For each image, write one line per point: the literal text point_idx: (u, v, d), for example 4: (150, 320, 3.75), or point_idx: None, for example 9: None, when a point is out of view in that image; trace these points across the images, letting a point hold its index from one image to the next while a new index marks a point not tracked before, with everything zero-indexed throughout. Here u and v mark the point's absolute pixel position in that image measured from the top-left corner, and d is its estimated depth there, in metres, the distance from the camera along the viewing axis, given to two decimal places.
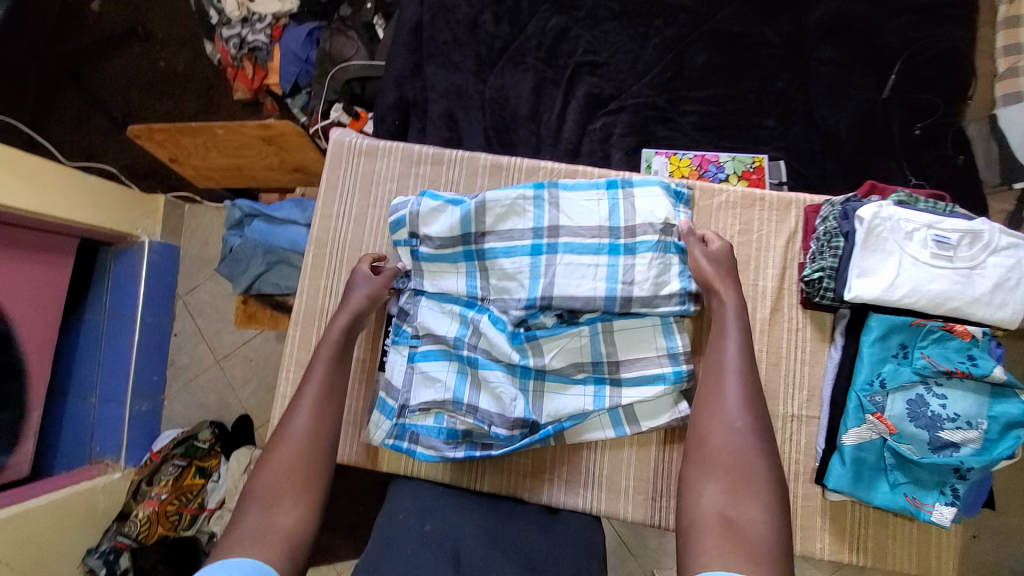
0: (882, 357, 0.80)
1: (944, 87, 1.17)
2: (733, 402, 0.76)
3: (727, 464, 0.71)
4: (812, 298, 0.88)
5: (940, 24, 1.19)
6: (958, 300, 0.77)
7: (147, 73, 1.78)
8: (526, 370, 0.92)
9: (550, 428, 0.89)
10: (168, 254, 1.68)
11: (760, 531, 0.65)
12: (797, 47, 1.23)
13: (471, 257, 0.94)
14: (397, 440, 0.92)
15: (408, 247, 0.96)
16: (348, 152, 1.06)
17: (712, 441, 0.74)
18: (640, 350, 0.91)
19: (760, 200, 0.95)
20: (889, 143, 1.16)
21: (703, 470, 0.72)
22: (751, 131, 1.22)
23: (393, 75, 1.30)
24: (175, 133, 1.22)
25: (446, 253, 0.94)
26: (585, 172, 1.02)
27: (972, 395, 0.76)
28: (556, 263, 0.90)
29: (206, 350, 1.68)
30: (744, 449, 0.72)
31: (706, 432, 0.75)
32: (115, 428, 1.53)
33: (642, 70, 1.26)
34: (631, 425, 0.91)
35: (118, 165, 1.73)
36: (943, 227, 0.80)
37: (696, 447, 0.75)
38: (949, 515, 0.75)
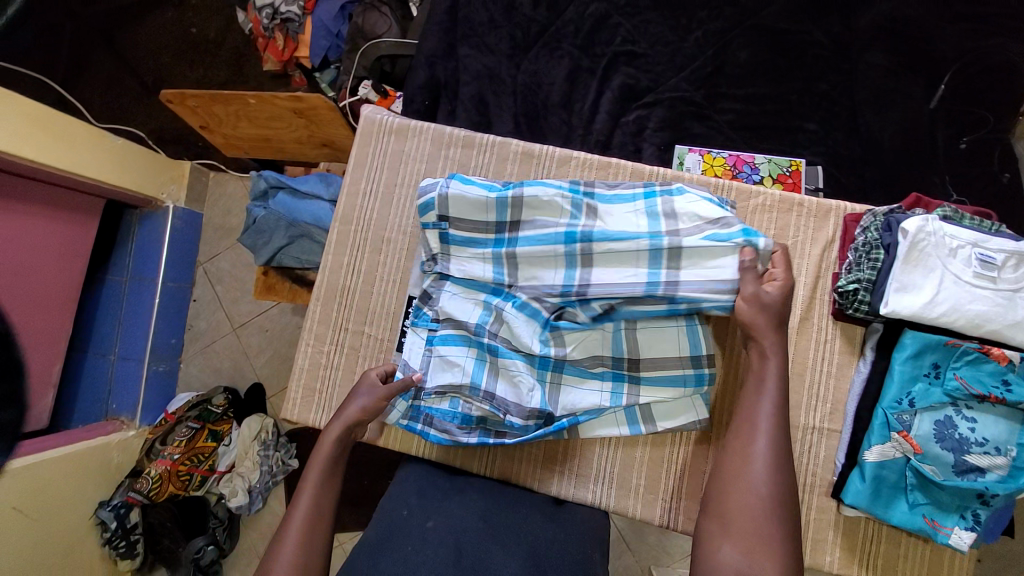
0: (913, 375, 0.78)
1: (996, 101, 1.12)
2: (761, 459, 0.69)
3: (749, 521, 0.65)
4: (845, 309, 0.86)
5: (999, 33, 1.13)
6: (999, 322, 0.74)
7: (178, 39, 1.78)
8: (545, 361, 0.91)
9: (565, 421, 0.89)
10: (191, 221, 1.70)
11: None
12: (844, 49, 1.18)
13: (500, 244, 0.93)
14: (411, 422, 0.93)
15: (436, 230, 0.94)
16: (380, 130, 1.05)
17: (732, 501, 0.67)
18: (664, 349, 0.89)
19: (799, 205, 0.93)
20: (933, 155, 1.12)
21: (721, 525, 0.67)
22: (789, 134, 1.18)
23: (425, 53, 1.27)
24: (207, 100, 1.22)
25: (473, 237, 0.94)
26: (618, 166, 1.00)
27: (1004, 421, 0.73)
28: (592, 249, 0.88)
29: (223, 318, 1.71)
30: (772, 510, 0.66)
31: (731, 495, 0.68)
32: (132, 387, 1.56)
33: (681, 64, 1.23)
34: (646, 424, 0.91)
35: (146, 128, 1.74)
36: (989, 246, 0.77)
37: (716, 501, 0.69)
38: (968, 540, 0.73)
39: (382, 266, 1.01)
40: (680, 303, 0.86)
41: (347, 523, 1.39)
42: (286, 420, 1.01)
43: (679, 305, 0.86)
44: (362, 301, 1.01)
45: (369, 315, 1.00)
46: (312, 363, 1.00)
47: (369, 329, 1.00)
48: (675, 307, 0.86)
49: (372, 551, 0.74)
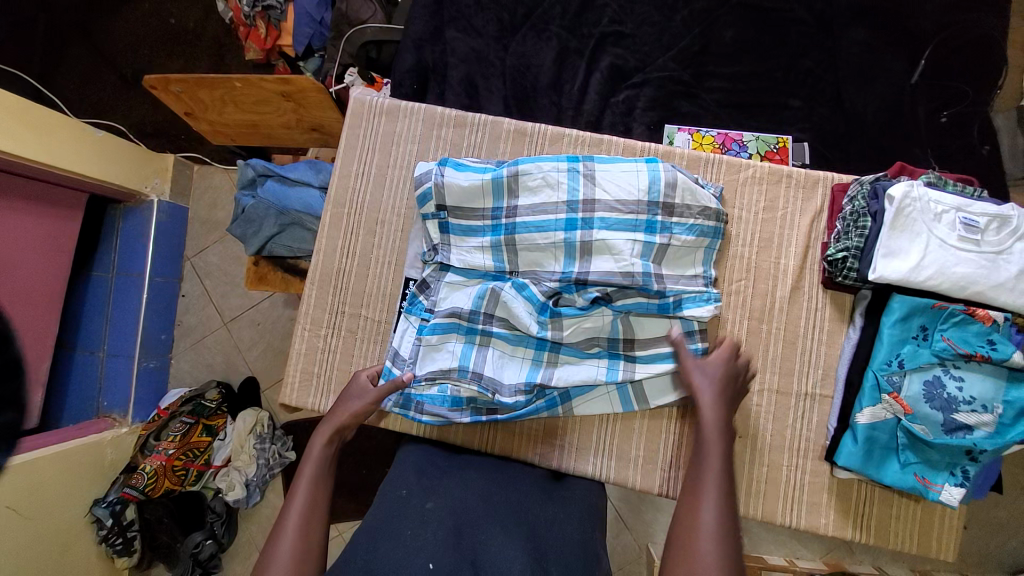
0: (901, 338, 0.80)
1: (976, 74, 1.14)
2: (708, 532, 0.63)
3: None
4: (834, 277, 0.88)
5: (977, 7, 1.15)
6: (983, 283, 0.76)
7: (155, 29, 1.73)
8: (541, 343, 0.92)
9: (556, 395, 0.92)
10: (177, 214, 1.67)
11: None
12: (829, 25, 1.19)
13: (499, 232, 0.93)
14: (403, 410, 0.93)
15: (436, 220, 0.95)
16: (370, 111, 1.04)
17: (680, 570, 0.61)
18: (656, 330, 0.91)
19: (787, 177, 0.94)
20: (915, 129, 1.14)
21: None
22: (776, 111, 1.19)
23: (412, 37, 1.26)
24: (192, 85, 1.20)
25: (473, 226, 0.94)
26: (609, 142, 1.00)
27: (990, 379, 0.76)
28: (591, 239, 0.89)
29: (213, 313, 1.68)
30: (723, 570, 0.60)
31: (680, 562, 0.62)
32: (122, 384, 1.53)
33: (668, 43, 1.23)
34: (640, 403, 0.92)
35: (126, 122, 1.70)
36: (973, 210, 0.79)
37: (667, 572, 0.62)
38: (958, 496, 0.76)
39: (377, 248, 1.01)
40: (669, 298, 0.89)
41: (347, 513, 1.38)
42: (285, 405, 1.00)
43: (668, 299, 0.89)
44: (358, 283, 1.00)
45: (366, 298, 1.00)
46: (309, 347, 0.99)
47: (366, 311, 0.99)
48: (665, 303, 0.89)
49: (369, 533, 0.72)
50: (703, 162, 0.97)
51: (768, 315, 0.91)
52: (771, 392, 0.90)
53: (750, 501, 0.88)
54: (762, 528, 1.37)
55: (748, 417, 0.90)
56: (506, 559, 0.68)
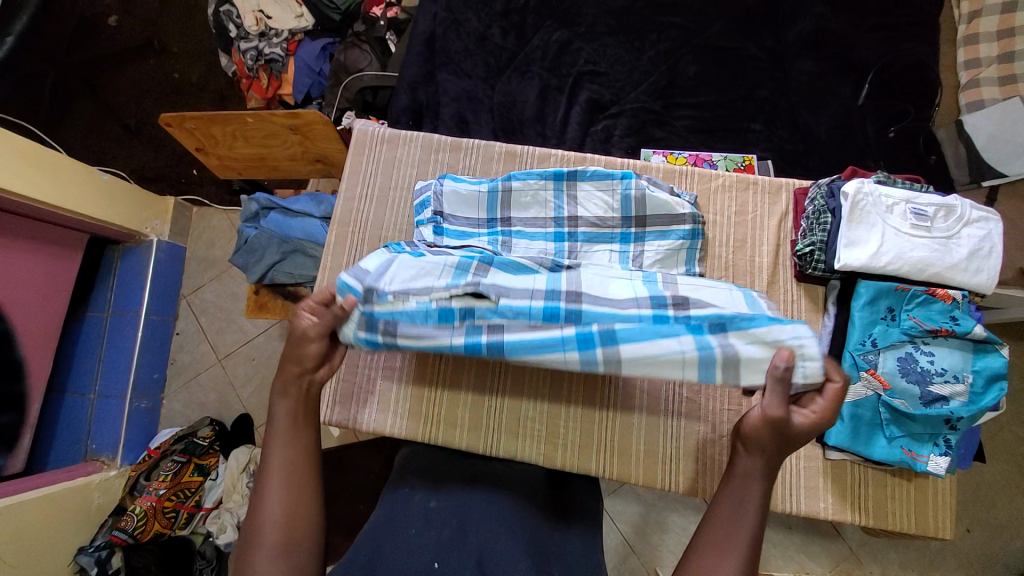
0: (872, 320, 0.87)
1: (914, 95, 1.29)
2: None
3: None
4: (805, 270, 0.95)
5: (906, 40, 1.32)
6: (939, 265, 0.85)
7: (160, 83, 1.84)
8: (552, 312, 0.78)
9: (595, 330, 0.76)
10: (175, 254, 1.71)
11: None
12: (778, 60, 1.35)
13: (496, 234, 1.01)
14: (371, 335, 0.78)
15: (431, 224, 1.00)
16: (372, 140, 1.12)
17: None
18: (713, 295, 0.81)
19: (754, 184, 1.04)
20: (867, 144, 1.27)
21: None
22: (740, 134, 1.32)
23: (407, 80, 1.38)
24: (205, 122, 1.29)
25: (469, 230, 1.01)
26: (592, 159, 1.10)
27: (958, 352, 0.83)
28: (576, 250, 1.00)
29: (208, 349, 1.68)
30: None
31: None
32: (112, 425, 1.50)
33: (639, 79, 1.37)
34: (726, 377, 0.73)
35: (128, 168, 1.76)
36: (920, 201, 0.88)
37: None
38: (944, 465, 0.83)
39: None
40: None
41: None
42: None
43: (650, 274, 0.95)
44: None
45: None
46: None
47: None
48: (650, 277, 0.88)
49: (368, 533, 0.71)
50: (678, 174, 1.06)
51: None
52: None
53: None
54: (769, 543, 1.36)
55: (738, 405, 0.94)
56: (510, 559, 0.66)
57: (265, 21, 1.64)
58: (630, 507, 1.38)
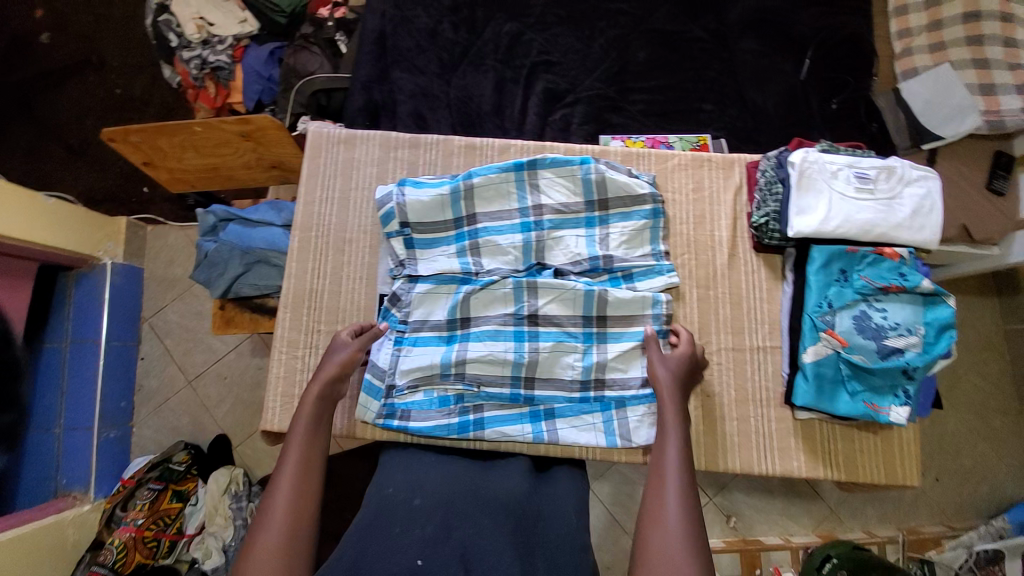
0: (827, 282, 0.92)
1: (854, 67, 1.35)
2: (673, 516, 0.72)
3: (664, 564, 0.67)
4: (762, 240, 0.99)
5: (842, 14, 1.38)
6: (884, 225, 0.90)
7: (101, 100, 1.76)
8: (515, 395, 0.95)
9: (541, 408, 0.95)
10: (132, 276, 1.63)
11: None
12: (723, 41, 1.39)
13: (463, 238, 1.01)
14: (388, 419, 0.94)
15: (401, 237, 1.01)
16: (328, 142, 1.10)
17: (653, 539, 0.70)
18: (628, 307, 0.96)
19: (708, 161, 1.07)
20: (812, 117, 1.33)
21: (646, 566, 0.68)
22: (692, 114, 1.36)
23: (360, 79, 1.36)
24: (152, 134, 1.24)
25: (438, 236, 1.01)
26: (551, 147, 1.10)
27: (909, 306, 0.88)
28: (544, 238, 1.00)
29: (176, 372, 1.62)
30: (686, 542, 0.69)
31: (649, 535, 0.71)
32: (82, 458, 1.44)
33: (592, 66, 1.39)
34: (623, 437, 0.94)
35: (75, 192, 1.69)
36: (862, 166, 0.93)
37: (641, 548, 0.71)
38: (904, 414, 0.87)
39: (347, 266, 1.05)
40: (618, 274, 0.99)
41: None
42: (268, 432, 0.99)
43: (616, 275, 1.00)
44: (331, 302, 1.03)
45: (340, 314, 1.03)
46: (287, 370, 1.00)
47: (343, 327, 1.02)
48: (588, 332, 0.96)
49: (353, 535, 0.70)
50: (636, 156, 1.08)
51: (713, 282, 1.01)
52: (728, 350, 0.99)
53: (727, 456, 0.94)
54: (754, 510, 1.42)
55: (709, 375, 0.98)
56: (495, 558, 0.66)
57: (207, 27, 1.59)
58: (618, 489, 1.39)
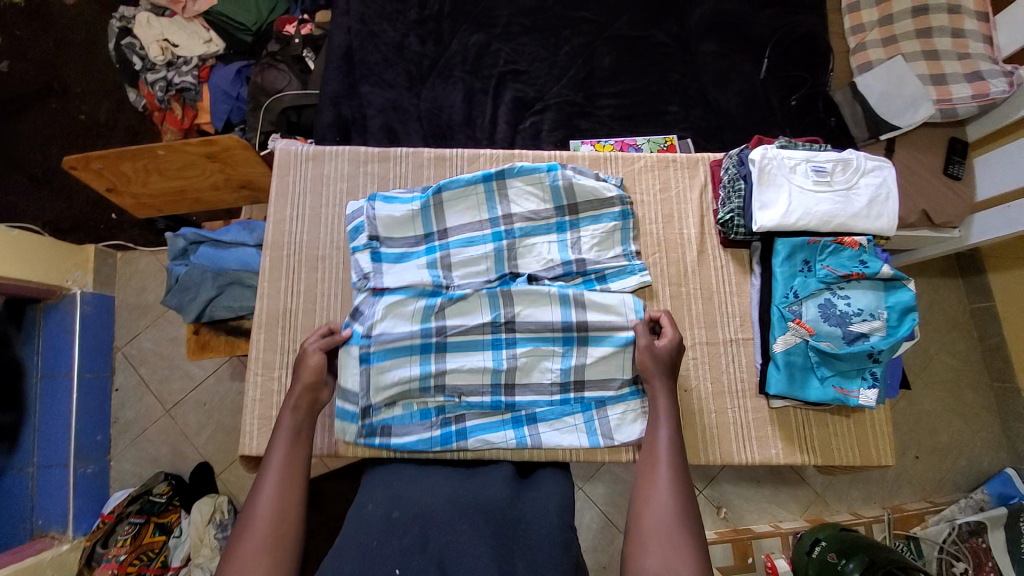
0: (791, 274, 0.95)
1: (810, 64, 1.40)
2: (666, 495, 0.74)
3: (661, 538, 0.69)
4: (729, 236, 1.02)
5: (796, 13, 1.43)
6: (843, 215, 0.93)
7: (65, 127, 1.72)
8: (496, 402, 0.95)
9: (522, 413, 0.96)
10: (103, 305, 1.59)
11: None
12: (684, 44, 1.43)
13: (434, 250, 1.01)
14: (370, 438, 0.93)
15: (370, 250, 1.01)
16: (296, 159, 1.10)
17: (647, 517, 0.72)
18: (607, 311, 0.96)
19: (673, 161, 1.10)
20: (773, 114, 1.38)
21: (641, 543, 0.70)
22: (659, 117, 1.39)
23: (329, 95, 1.36)
24: (114, 159, 1.22)
25: (409, 250, 1.02)
26: (520, 156, 1.12)
27: (870, 292, 0.92)
28: (516, 246, 1.01)
29: (153, 402, 1.58)
30: (680, 516, 0.72)
31: (643, 514, 0.73)
32: (59, 496, 1.40)
33: (559, 74, 1.42)
34: (604, 436, 0.95)
35: (40, 222, 1.65)
36: (819, 159, 0.96)
37: (635, 524, 0.73)
38: (873, 396, 0.90)
39: (322, 283, 1.04)
40: (591, 276, 1.01)
41: None
42: (246, 457, 0.98)
43: (590, 277, 1.01)
44: (306, 320, 1.02)
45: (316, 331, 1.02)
46: (264, 392, 0.99)
47: None
48: (569, 335, 0.95)
49: (331, 553, 0.70)
50: (604, 160, 1.10)
51: (685, 279, 1.04)
52: (703, 344, 1.01)
53: (707, 449, 0.96)
54: (743, 500, 1.44)
55: (686, 371, 0.99)
56: (471, 557, 0.67)
57: (171, 49, 1.57)
58: (609, 488, 1.41)
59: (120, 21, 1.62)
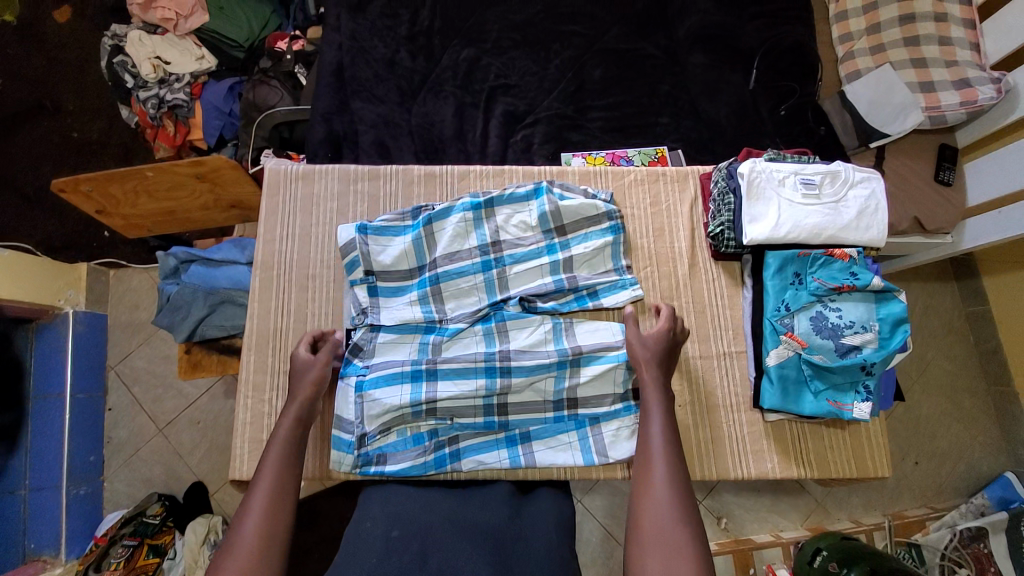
0: (783, 286, 0.95)
1: (798, 74, 1.41)
2: (663, 493, 0.73)
3: (661, 540, 0.69)
4: (719, 249, 1.02)
5: (784, 24, 1.45)
6: (833, 228, 0.93)
7: (57, 145, 1.72)
8: (490, 422, 0.94)
9: (516, 432, 0.95)
10: (96, 324, 1.58)
11: None
12: (673, 56, 1.44)
13: (424, 284, 1.01)
14: (366, 467, 0.92)
15: (365, 284, 0.99)
16: (286, 178, 1.09)
17: (647, 519, 0.71)
18: (598, 337, 0.97)
19: (663, 175, 1.10)
20: (763, 125, 1.38)
21: (642, 547, 0.69)
22: (650, 128, 1.40)
23: (320, 112, 1.37)
24: (102, 182, 1.22)
25: (402, 285, 1.01)
26: (509, 172, 1.12)
27: (861, 304, 0.91)
28: (507, 275, 1.01)
29: (146, 421, 1.56)
30: (678, 517, 0.71)
31: (642, 516, 0.72)
32: (52, 518, 1.39)
33: (549, 87, 1.42)
34: (599, 453, 0.94)
35: (32, 241, 1.64)
36: (807, 172, 0.96)
37: (634, 528, 0.72)
38: (867, 409, 0.90)
39: (313, 302, 1.04)
40: (583, 292, 1.01)
41: None
42: (237, 481, 0.97)
43: (582, 294, 1.01)
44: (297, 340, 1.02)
45: None
46: (254, 415, 0.98)
47: None
48: (562, 362, 0.94)
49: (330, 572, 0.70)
50: (594, 175, 1.11)
51: (677, 293, 1.03)
52: (696, 358, 1.00)
53: (702, 463, 0.96)
54: (743, 509, 1.43)
55: (681, 385, 0.99)
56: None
57: (163, 66, 1.58)
58: (608, 500, 1.39)
59: (111, 39, 1.61)
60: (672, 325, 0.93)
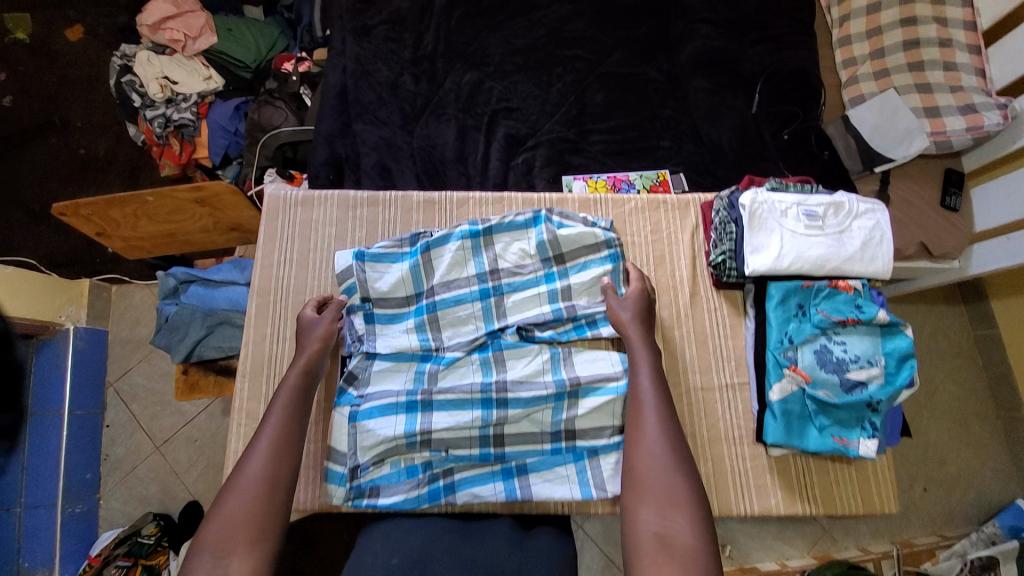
0: (785, 318, 0.94)
1: (801, 98, 1.40)
2: (657, 445, 0.76)
3: (656, 489, 0.72)
4: (721, 278, 1.01)
5: (786, 50, 1.45)
6: (836, 260, 0.92)
7: (65, 161, 1.74)
8: (486, 454, 0.91)
9: (512, 464, 0.93)
10: (96, 340, 1.58)
11: (689, 540, 0.67)
12: (675, 80, 1.45)
13: (422, 311, 1.00)
14: (357, 501, 0.90)
15: (362, 311, 0.99)
16: (286, 204, 1.10)
17: (641, 466, 0.75)
18: (597, 368, 0.95)
19: (663, 203, 1.09)
20: (766, 149, 1.38)
21: (638, 497, 0.72)
22: (651, 152, 1.39)
23: (323, 134, 1.38)
24: (103, 206, 1.23)
25: (398, 313, 1.01)
26: (508, 200, 1.11)
27: (866, 338, 0.90)
28: (504, 303, 1.01)
29: (143, 439, 1.55)
30: (671, 471, 0.73)
31: (637, 466, 0.75)
32: (46, 537, 1.37)
33: (551, 111, 1.43)
34: (597, 487, 0.91)
35: (37, 255, 1.65)
36: (810, 203, 0.95)
37: (629, 479, 0.75)
38: (873, 447, 0.87)
39: None
40: (582, 321, 1.00)
41: None
42: None
43: (581, 322, 1.00)
44: None
45: None
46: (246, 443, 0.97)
47: None
48: (560, 393, 0.92)
49: None
50: (593, 203, 1.10)
51: (677, 322, 1.02)
52: (698, 390, 0.98)
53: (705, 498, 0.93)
54: (748, 538, 1.39)
55: (683, 416, 0.97)
56: None
57: (170, 86, 1.59)
58: (608, 527, 1.36)
59: (121, 59, 1.64)
60: (644, 288, 0.97)
